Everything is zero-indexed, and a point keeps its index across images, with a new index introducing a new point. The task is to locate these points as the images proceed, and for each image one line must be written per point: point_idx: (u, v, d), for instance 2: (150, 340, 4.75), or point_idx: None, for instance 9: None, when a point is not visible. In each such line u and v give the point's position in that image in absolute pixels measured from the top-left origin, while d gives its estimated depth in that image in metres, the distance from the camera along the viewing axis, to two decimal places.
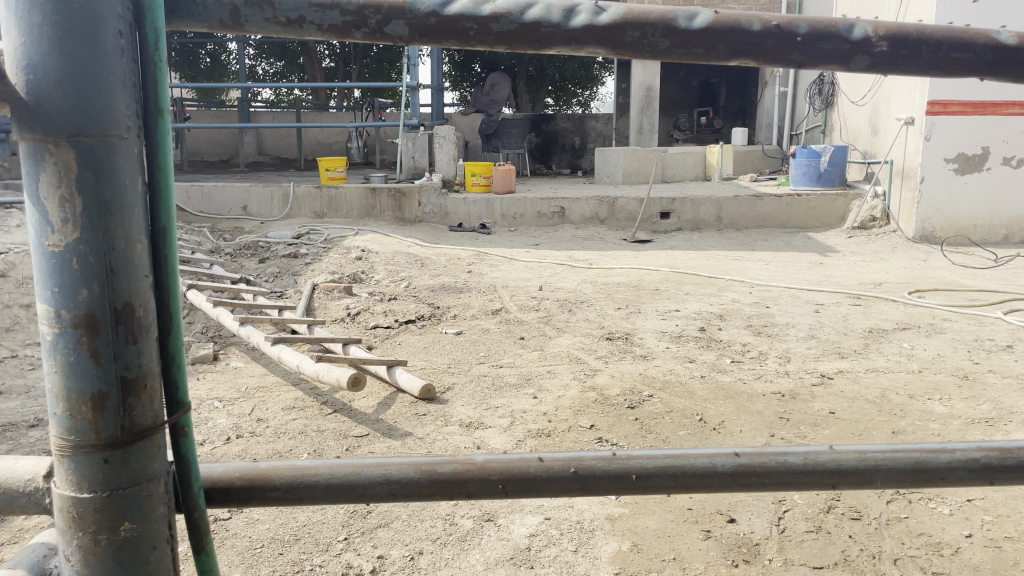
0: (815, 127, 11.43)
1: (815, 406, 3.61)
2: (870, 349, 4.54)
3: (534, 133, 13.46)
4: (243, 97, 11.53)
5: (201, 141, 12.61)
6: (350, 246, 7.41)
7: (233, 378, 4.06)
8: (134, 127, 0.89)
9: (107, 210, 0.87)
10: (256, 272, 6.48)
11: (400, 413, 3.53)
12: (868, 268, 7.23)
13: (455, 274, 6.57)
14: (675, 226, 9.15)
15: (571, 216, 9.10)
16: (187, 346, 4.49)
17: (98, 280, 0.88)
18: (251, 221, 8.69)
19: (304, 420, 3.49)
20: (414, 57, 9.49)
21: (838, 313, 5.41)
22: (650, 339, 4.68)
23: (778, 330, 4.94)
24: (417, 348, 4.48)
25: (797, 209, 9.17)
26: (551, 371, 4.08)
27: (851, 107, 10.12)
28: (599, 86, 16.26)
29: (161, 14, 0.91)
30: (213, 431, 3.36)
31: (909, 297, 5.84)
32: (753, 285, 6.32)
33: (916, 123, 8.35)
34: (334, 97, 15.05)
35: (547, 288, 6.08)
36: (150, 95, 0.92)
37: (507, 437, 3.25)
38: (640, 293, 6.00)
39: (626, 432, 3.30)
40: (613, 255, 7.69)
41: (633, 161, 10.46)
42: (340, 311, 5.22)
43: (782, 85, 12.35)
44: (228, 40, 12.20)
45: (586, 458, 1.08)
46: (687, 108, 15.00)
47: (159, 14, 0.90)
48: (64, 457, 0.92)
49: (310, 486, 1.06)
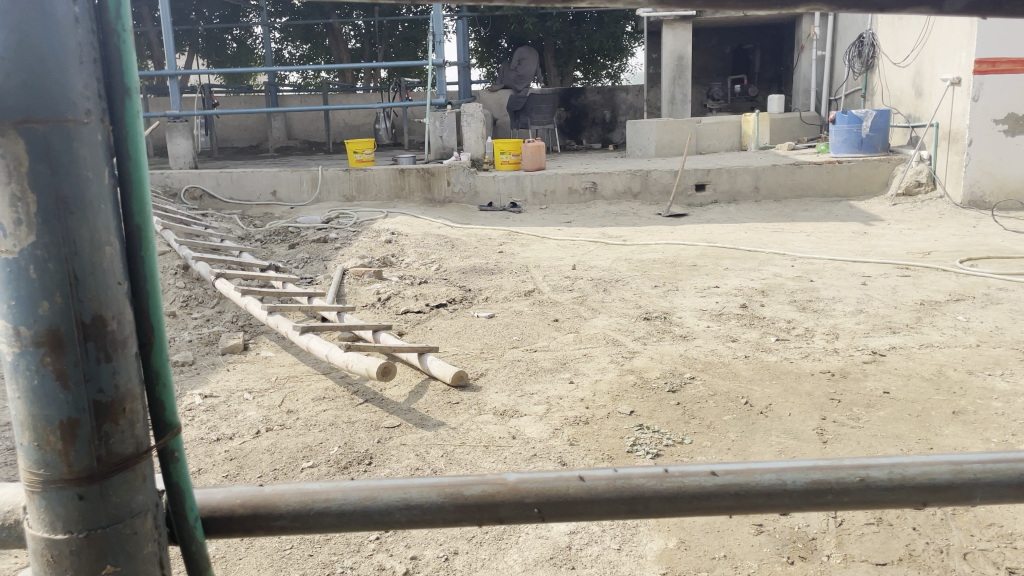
0: (855, 91, 11.03)
1: (868, 386, 3.42)
2: (923, 323, 4.32)
3: (564, 107, 13.19)
4: (270, 82, 11.41)
5: (230, 127, 12.59)
6: (379, 228, 7.31)
7: (263, 368, 3.97)
8: (96, 109, 0.76)
9: (67, 206, 0.75)
10: (287, 258, 6.40)
11: (432, 402, 3.40)
12: (915, 236, 6.95)
13: (487, 255, 6.43)
14: (711, 198, 8.89)
15: (603, 191, 8.88)
16: (216, 336, 4.42)
17: (61, 291, 0.76)
18: (281, 206, 8.62)
19: (335, 410, 3.38)
20: (439, 34, 9.28)
21: (886, 285, 5.17)
22: (690, 318, 4.51)
23: (823, 305, 4.73)
24: (449, 333, 4.36)
25: (838, 176, 8.85)
26: (587, 354, 3.93)
27: (892, 69, 9.73)
28: (628, 57, 15.87)
29: None
30: (243, 425, 3.27)
31: (961, 266, 5.57)
32: (795, 258, 6.10)
33: (964, 83, 7.97)
34: (362, 79, 14.86)
35: (581, 267, 5.91)
36: (115, 71, 0.79)
37: (543, 425, 3.11)
38: (678, 269, 5.81)
39: (667, 418, 3.14)
40: (648, 230, 7.48)
41: (665, 133, 10.20)
42: (370, 297, 5.12)
43: (819, 49, 11.93)
44: (253, 25, 12.06)
45: (634, 476, 0.94)
46: (720, 76, 14.58)
47: None
48: (35, 494, 0.80)
49: (321, 514, 0.93)
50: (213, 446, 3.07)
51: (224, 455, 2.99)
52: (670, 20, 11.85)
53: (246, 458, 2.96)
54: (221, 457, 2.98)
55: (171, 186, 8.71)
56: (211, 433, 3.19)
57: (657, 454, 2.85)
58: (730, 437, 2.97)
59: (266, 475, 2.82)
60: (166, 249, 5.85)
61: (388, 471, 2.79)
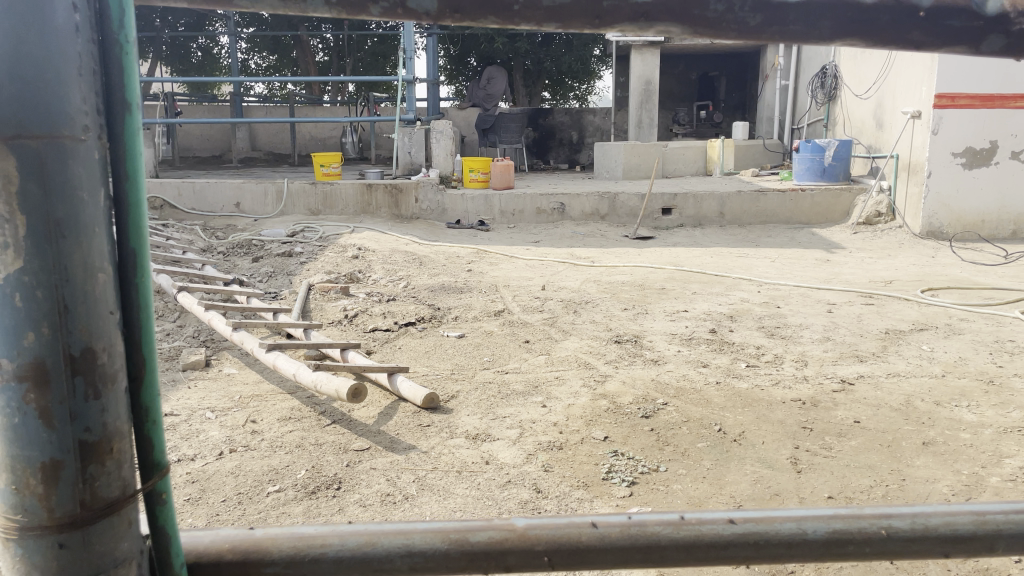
0: (817, 121, 11.26)
1: (839, 415, 3.43)
2: (889, 351, 4.38)
3: (531, 127, 13.22)
4: (235, 92, 11.23)
5: (192, 137, 12.36)
6: (345, 244, 7.21)
7: (226, 386, 3.86)
8: (93, 125, 0.70)
9: (59, 231, 0.69)
10: (250, 271, 6.27)
11: (403, 425, 3.33)
12: (877, 265, 7.08)
13: (455, 273, 6.38)
14: (677, 222, 8.97)
15: (571, 212, 8.90)
16: (177, 352, 4.29)
17: (49, 321, 0.69)
18: (244, 218, 8.46)
19: (301, 431, 3.29)
20: (410, 50, 9.24)
21: (852, 313, 5.24)
22: (660, 342, 4.51)
23: (792, 331, 4.76)
24: (418, 352, 4.29)
25: (801, 204, 9.00)
26: (559, 377, 3.89)
27: (854, 101, 9.95)
28: (596, 80, 15.97)
29: None
30: (204, 445, 3.16)
31: (922, 295, 5.68)
32: (761, 284, 6.15)
33: (924, 116, 8.17)
34: (328, 92, 14.73)
35: (550, 287, 5.89)
36: (115, 83, 0.73)
37: (516, 450, 3.06)
38: (647, 292, 5.82)
39: (641, 445, 3.11)
40: (615, 252, 7.50)
41: (633, 156, 10.27)
42: (337, 313, 5.02)
43: (783, 78, 12.16)
44: (219, 34, 11.86)
45: (649, 523, 0.90)
46: (686, 102, 14.77)
47: None
48: (10, 542, 0.74)
49: (315, 562, 0.86)
50: (174, 467, 2.96)
51: (185, 477, 2.88)
52: (639, 44, 11.97)
53: (208, 481, 2.85)
54: (182, 479, 2.87)
55: None
56: (171, 453, 3.08)
57: (633, 482, 2.81)
58: (705, 465, 2.95)
59: (230, 499, 2.71)
60: None
61: (358, 496, 2.71)
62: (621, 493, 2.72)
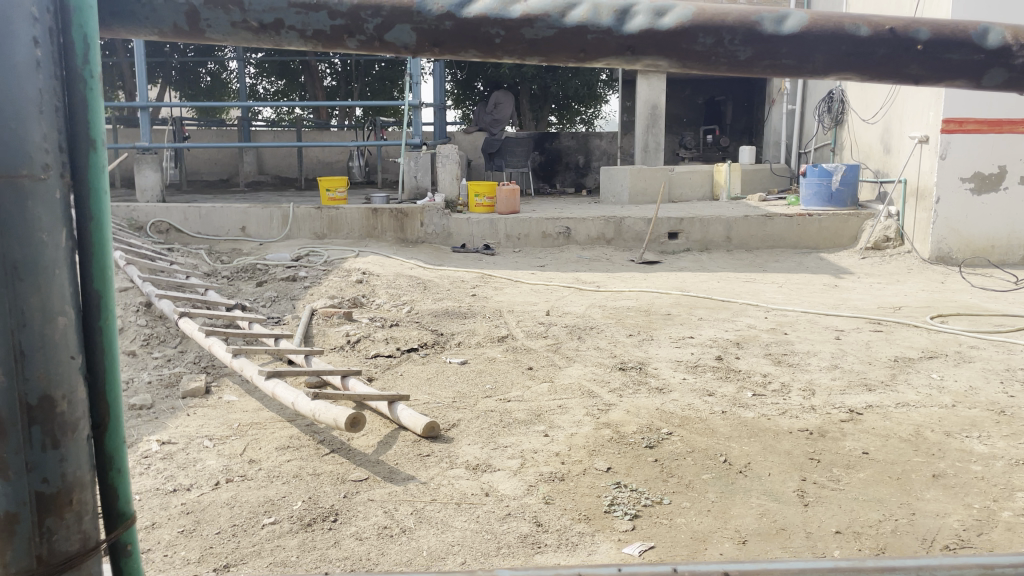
0: (824, 145, 11.24)
1: (847, 446, 3.37)
2: (898, 380, 4.31)
3: (539, 151, 13.20)
4: (243, 116, 11.26)
5: (200, 161, 12.41)
6: (351, 268, 7.21)
7: (226, 414, 3.82)
8: (53, 163, 0.75)
9: (18, 273, 0.73)
10: (254, 296, 6.25)
11: (402, 454, 3.28)
12: (885, 291, 7.02)
13: (459, 297, 6.35)
14: (683, 247, 8.92)
15: (576, 236, 8.86)
16: (177, 378, 4.27)
17: (6, 370, 0.74)
18: (250, 242, 8.46)
19: (300, 461, 3.24)
20: (416, 75, 9.27)
21: (860, 340, 5.18)
22: (665, 369, 4.46)
23: (799, 358, 4.71)
24: (420, 379, 4.24)
25: (808, 229, 8.96)
26: (562, 406, 3.84)
27: (861, 125, 9.94)
28: (603, 104, 15.99)
29: (90, 14, 0.78)
30: (201, 475, 3.12)
31: (932, 322, 5.62)
32: (768, 309, 6.10)
33: (931, 141, 8.14)
34: (336, 116, 14.77)
35: (555, 312, 5.85)
36: (78, 122, 0.78)
37: (517, 482, 3.01)
38: (652, 318, 5.77)
39: (645, 476, 3.06)
40: (621, 277, 7.46)
41: (639, 180, 10.26)
42: (339, 339, 4.99)
43: (790, 103, 12.18)
44: (229, 60, 11.91)
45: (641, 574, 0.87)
46: (693, 126, 14.78)
47: (87, 15, 0.78)
48: None
49: None
50: (169, 497, 2.93)
51: (181, 508, 2.84)
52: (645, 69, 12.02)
53: (203, 512, 2.80)
54: (177, 510, 2.83)
55: (137, 220, 8.54)
56: (167, 483, 3.04)
57: (636, 515, 2.75)
58: (710, 497, 2.88)
59: (224, 531, 2.67)
60: (127, 284, 5.62)
61: (355, 528, 2.66)
62: (623, 527, 2.65)
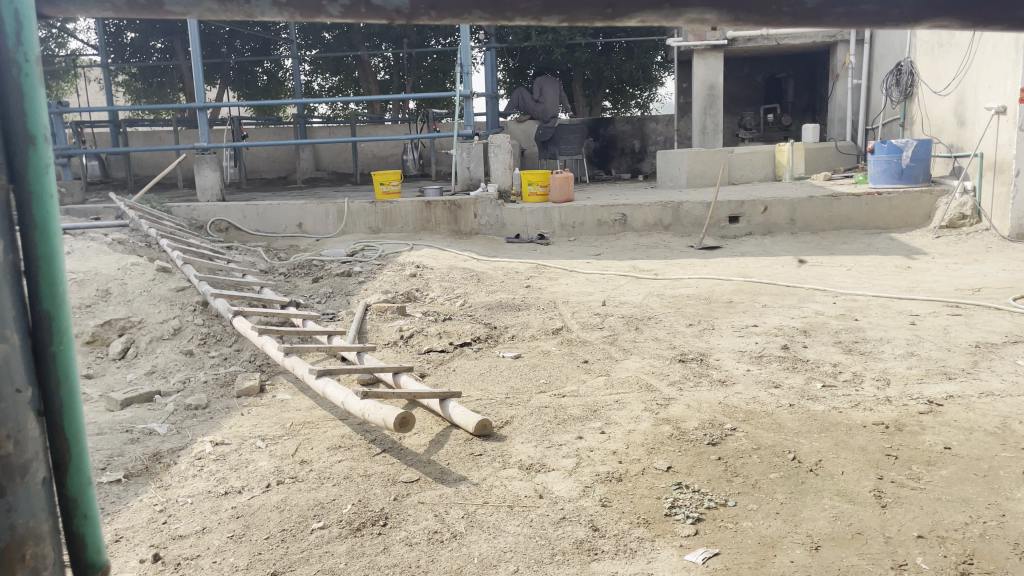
0: (893, 120, 10.73)
1: (927, 440, 3.14)
2: (980, 367, 4.03)
3: (592, 137, 13.02)
4: (299, 114, 11.31)
5: (259, 159, 12.62)
6: (404, 261, 7.16)
7: (278, 413, 3.78)
8: None
9: None
10: (309, 293, 6.25)
11: (453, 454, 3.18)
12: (963, 271, 6.65)
13: (513, 289, 6.23)
14: (745, 231, 8.62)
15: (633, 223, 8.65)
16: (232, 377, 4.28)
17: None
18: (306, 239, 8.51)
19: (350, 462, 3.17)
20: (467, 65, 9.14)
21: (937, 325, 4.88)
22: (728, 361, 4.26)
23: (871, 346, 4.45)
24: (472, 375, 4.14)
25: (877, 209, 8.57)
26: (619, 401, 3.69)
27: (933, 97, 9.44)
28: (659, 87, 15.57)
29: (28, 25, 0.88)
30: (253, 477, 3.08)
31: (1014, 303, 5.28)
32: (836, 294, 5.82)
33: (1009, 112, 7.67)
34: (390, 110, 14.74)
35: (611, 302, 5.69)
36: (17, 125, 0.88)
37: (572, 482, 2.88)
38: (713, 306, 5.55)
39: (708, 476, 2.89)
40: (680, 264, 7.25)
41: (697, 164, 9.99)
42: (392, 335, 4.93)
43: (855, 77, 11.69)
44: (284, 56, 11.95)
45: None
46: (752, 106, 14.32)
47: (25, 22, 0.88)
48: None
49: None
50: (220, 501, 2.89)
51: (230, 512, 2.80)
52: (701, 49, 11.69)
53: (253, 517, 2.75)
54: (227, 514, 2.78)
55: (197, 219, 8.65)
56: (219, 486, 3.01)
57: (699, 518, 2.59)
58: (779, 499, 2.71)
59: (272, 537, 2.61)
60: (185, 283, 5.65)
61: (404, 534, 2.57)
62: (685, 532, 2.50)
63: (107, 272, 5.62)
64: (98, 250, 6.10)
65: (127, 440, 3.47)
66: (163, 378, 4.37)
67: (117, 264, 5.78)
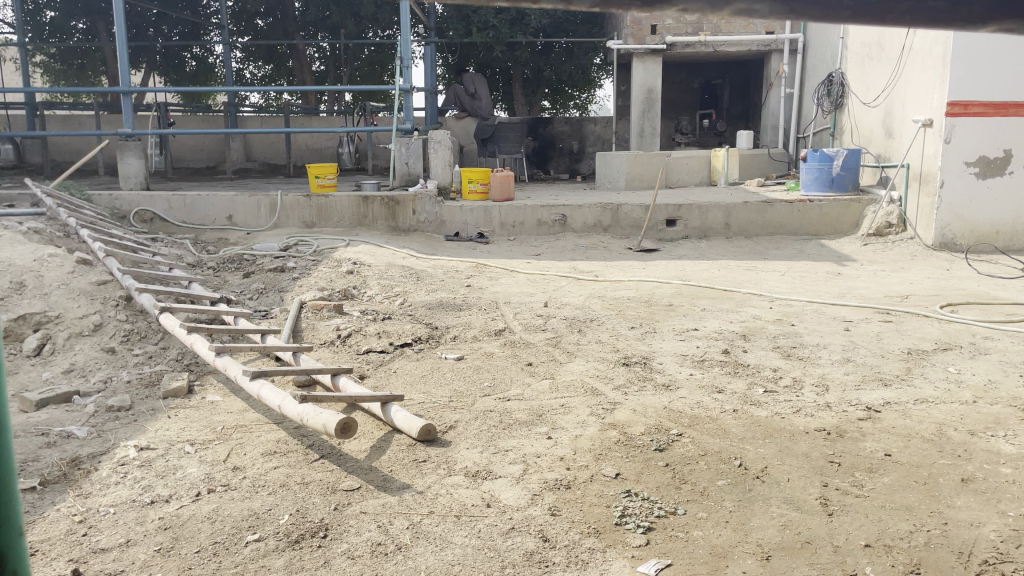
0: (823, 130, 11.02)
1: (868, 447, 3.18)
2: (914, 374, 4.13)
3: (531, 137, 12.97)
4: (230, 102, 10.94)
5: (185, 147, 12.16)
6: (340, 258, 6.98)
7: (209, 416, 3.59)
8: None
9: None
10: (240, 288, 6.02)
11: (396, 461, 3.07)
12: (891, 279, 6.84)
13: (454, 288, 6.12)
14: (681, 234, 8.71)
15: (572, 224, 8.64)
16: (158, 377, 4.06)
17: None
18: (236, 231, 8.22)
19: (287, 469, 3.03)
20: (407, 58, 8.96)
21: (870, 331, 4.99)
22: (671, 365, 4.26)
23: (809, 352, 4.52)
24: (414, 377, 4.03)
25: (809, 215, 8.76)
26: (565, 406, 3.63)
27: (862, 109, 9.72)
28: (598, 88, 15.64)
29: None
30: (181, 484, 2.90)
31: (941, 311, 5.44)
32: (772, 299, 5.91)
33: (935, 125, 7.94)
34: (325, 102, 14.40)
35: (553, 304, 5.65)
36: None
37: (520, 490, 2.80)
38: (654, 309, 5.56)
39: (657, 483, 2.85)
40: (619, 265, 7.27)
41: (635, 166, 10.04)
42: (329, 334, 4.77)
43: (788, 86, 11.96)
44: (215, 42, 11.51)
45: None
46: (689, 110, 14.53)
47: None
48: None
49: None
50: (145, 511, 2.71)
51: (158, 523, 2.63)
52: (641, 53, 11.79)
53: (182, 528, 2.59)
54: (154, 525, 2.61)
55: (120, 209, 8.28)
56: (145, 494, 2.83)
57: (649, 528, 2.55)
58: (728, 507, 2.69)
59: (204, 550, 2.46)
60: (107, 276, 5.35)
61: (346, 546, 2.45)
62: (636, 542, 2.46)
63: (22, 263, 5.27)
64: (12, 239, 5.74)
65: (42, 444, 3.24)
66: (82, 377, 4.12)
67: (33, 254, 5.44)
